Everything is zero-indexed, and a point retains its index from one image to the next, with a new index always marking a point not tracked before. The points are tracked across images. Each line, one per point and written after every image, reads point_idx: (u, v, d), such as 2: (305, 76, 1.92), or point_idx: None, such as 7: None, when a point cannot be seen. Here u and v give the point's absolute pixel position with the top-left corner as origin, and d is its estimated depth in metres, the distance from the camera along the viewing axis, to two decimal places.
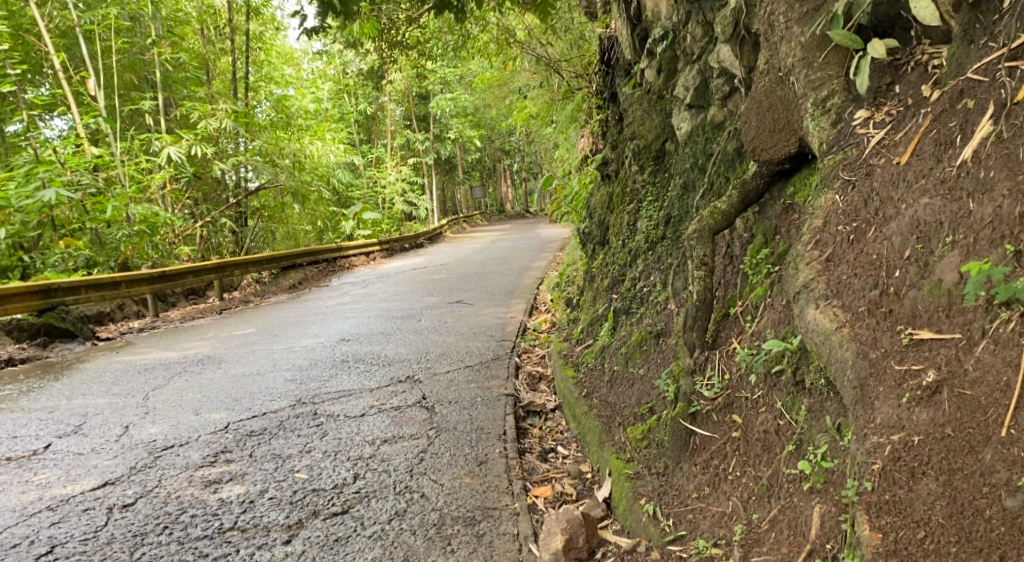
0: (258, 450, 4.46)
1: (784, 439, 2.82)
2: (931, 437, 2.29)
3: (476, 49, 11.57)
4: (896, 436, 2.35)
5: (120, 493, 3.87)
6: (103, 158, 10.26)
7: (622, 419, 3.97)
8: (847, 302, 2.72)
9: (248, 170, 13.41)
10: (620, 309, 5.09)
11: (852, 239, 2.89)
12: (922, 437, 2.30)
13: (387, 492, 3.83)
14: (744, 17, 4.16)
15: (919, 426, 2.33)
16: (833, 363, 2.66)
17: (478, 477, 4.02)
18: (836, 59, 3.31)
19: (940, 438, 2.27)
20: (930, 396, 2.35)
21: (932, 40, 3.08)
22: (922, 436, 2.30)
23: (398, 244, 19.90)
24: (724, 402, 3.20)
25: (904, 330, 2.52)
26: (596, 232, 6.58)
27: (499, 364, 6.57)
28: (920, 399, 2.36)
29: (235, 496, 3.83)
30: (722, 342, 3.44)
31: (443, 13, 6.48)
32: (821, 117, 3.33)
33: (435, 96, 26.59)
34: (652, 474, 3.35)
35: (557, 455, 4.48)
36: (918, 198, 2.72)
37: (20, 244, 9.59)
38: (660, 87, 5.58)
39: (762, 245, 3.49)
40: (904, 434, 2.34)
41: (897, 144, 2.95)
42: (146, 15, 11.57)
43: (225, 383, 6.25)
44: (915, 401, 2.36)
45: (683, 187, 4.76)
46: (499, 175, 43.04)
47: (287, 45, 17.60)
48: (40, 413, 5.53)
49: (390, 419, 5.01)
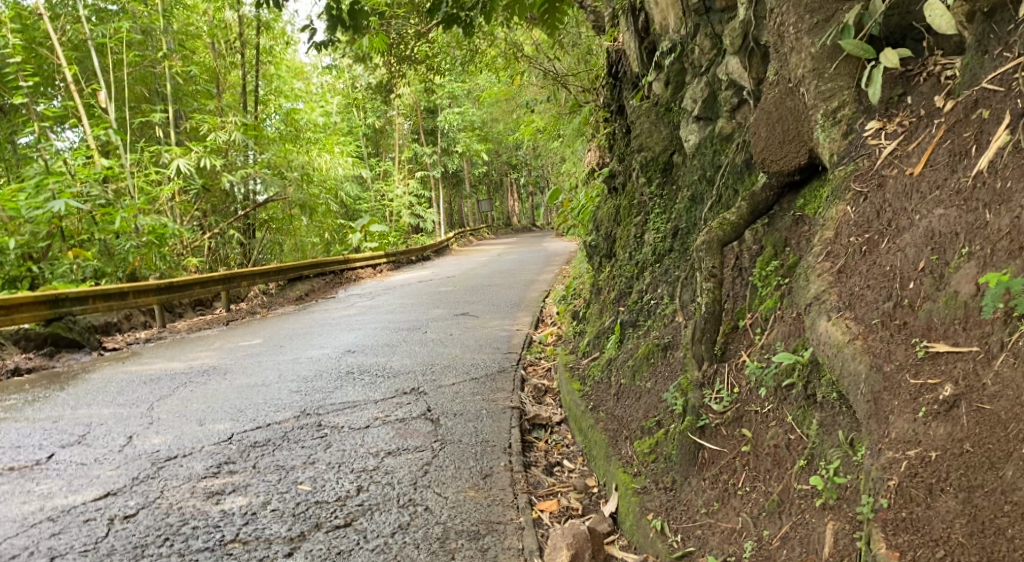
0: (261, 461, 4.42)
1: (795, 454, 2.77)
2: (949, 453, 2.23)
3: (484, 64, 11.62)
4: (912, 451, 2.30)
5: (121, 504, 3.83)
6: (113, 170, 10.31)
7: (629, 433, 3.92)
8: (860, 314, 2.68)
9: (256, 183, 13.47)
10: (626, 322, 5.05)
11: (864, 251, 2.85)
12: (939, 452, 2.25)
13: (390, 505, 3.78)
14: (754, 29, 4.14)
15: (936, 441, 2.27)
16: (845, 376, 2.61)
17: (482, 490, 3.97)
18: (846, 70, 3.28)
19: (959, 454, 2.22)
20: (947, 411, 2.29)
21: (945, 51, 3.04)
22: (940, 452, 2.25)
23: (405, 257, 19.93)
24: (733, 416, 3.14)
25: (919, 343, 2.47)
26: (603, 245, 6.55)
27: (505, 376, 6.53)
28: (937, 414, 2.31)
29: (237, 508, 3.78)
30: (731, 355, 3.40)
31: (452, 27, 6.49)
32: (831, 128, 3.30)
33: (444, 110, 26.71)
34: (659, 489, 3.30)
35: (563, 469, 4.43)
36: (932, 209, 2.68)
37: (29, 254, 9.63)
38: (668, 100, 5.56)
39: (772, 257, 3.45)
40: (921, 450, 2.28)
41: (910, 154, 2.91)
42: (158, 29, 11.68)
43: (230, 394, 6.22)
44: (932, 416, 2.31)
45: (692, 200, 4.72)
46: (506, 190, 43.14)
47: (297, 60, 17.73)
48: (44, 422, 5.51)
49: (395, 430, 4.98)
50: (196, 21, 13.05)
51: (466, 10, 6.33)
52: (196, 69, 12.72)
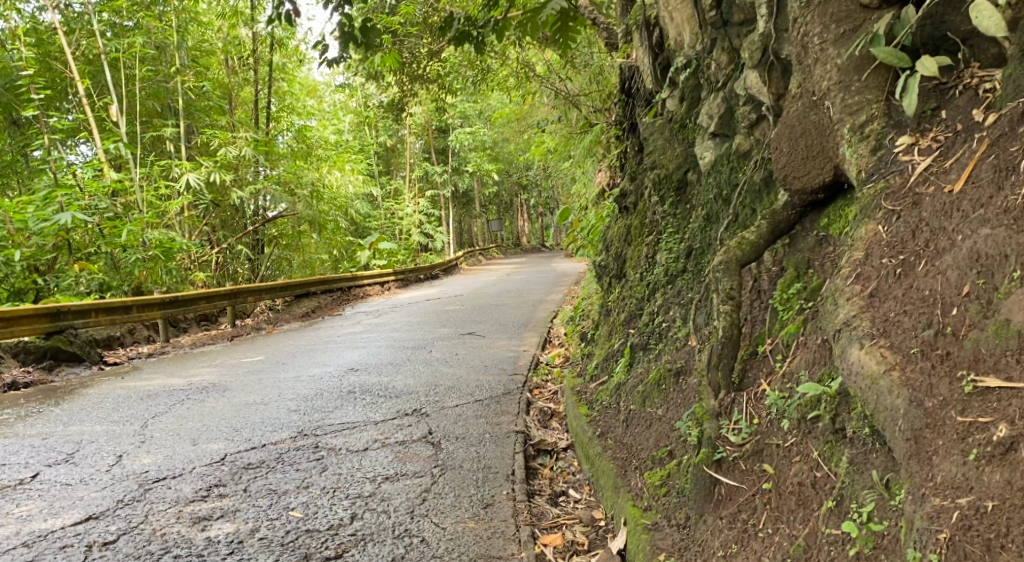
0: (253, 485, 4.22)
1: (821, 494, 2.55)
2: (1008, 504, 2.03)
3: (496, 82, 11.49)
4: (963, 499, 2.10)
5: (102, 529, 3.64)
6: (122, 184, 10.22)
7: (639, 464, 3.71)
8: (896, 342, 2.47)
9: (266, 198, 13.37)
10: (637, 345, 4.84)
11: (899, 273, 2.65)
12: (997, 503, 2.05)
13: (385, 536, 3.57)
14: (774, 41, 3.95)
15: (991, 489, 2.07)
16: (881, 410, 2.41)
17: (482, 521, 3.75)
18: (875, 82, 3.09)
19: (1020, 506, 2.01)
20: (1003, 455, 2.09)
21: (982, 64, 2.86)
22: (997, 502, 2.05)
23: (414, 275, 19.78)
24: (752, 449, 2.93)
25: (965, 377, 2.27)
26: (613, 265, 6.36)
27: (510, 399, 6.31)
28: (989, 457, 2.11)
29: (224, 535, 3.58)
30: (750, 384, 3.19)
31: (463, 43, 6.33)
32: (859, 142, 3.10)
33: (456, 129, 26.66)
34: (672, 526, 3.10)
35: (568, 499, 4.20)
36: (977, 229, 2.48)
37: (34, 266, 9.55)
38: (683, 116, 5.38)
39: (794, 280, 3.26)
40: (974, 498, 2.08)
41: (948, 171, 2.72)
42: (172, 44, 11.65)
43: (227, 412, 6.03)
44: (984, 460, 2.11)
45: (707, 218, 4.53)
46: (516, 210, 43.07)
47: (310, 77, 17.73)
48: (33, 439, 5.33)
49: (394, 454, 4.78)
50: (211, 37, 13.04)
51: (478, 28, 6.15)
52: (208, 84, 12.68)
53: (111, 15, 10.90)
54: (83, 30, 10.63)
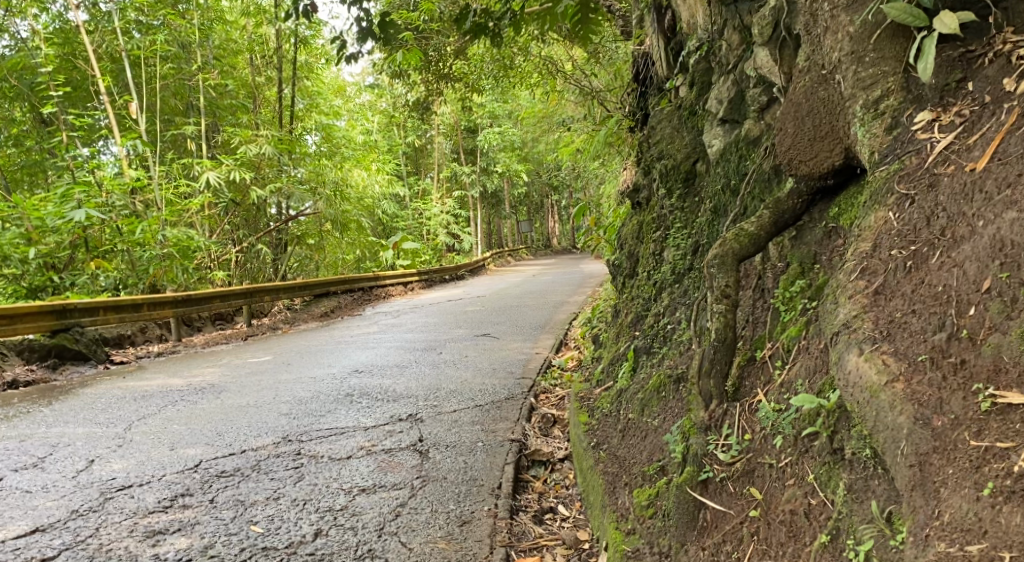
0: (221, 495, 3.95)
1: (814, 525, 2.27)
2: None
3: (521, 82, 11.11)
4: (974, 547, 1.86)
5: (44, 544, 3.41)
6: (141, 181, 9.84)
7: (629, 479, 3.37)
8: (901, 347, 2.19)
9: (295, 201, 13.03)
10: (640, 349, 4.46)
11: (909, 267, 2.34)
12: (1015, 553, 1.81)
13: (345, 557, 3.31)
14: (786, 16, 3.59)
15: (1009, 535, 1.83)
16: (881, 429, 2.14)
17: (454, 542, 3.46)
18: (892, 51, 2.70)
19: None
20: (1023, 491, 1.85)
21: (1017, 28, 2.45)
22: (1014, 552, 1.81)
23: (438, 276, 19.49)
24: (742, 469, 2.64)
25: (982, 391, 2.01)
26: (625, 264, 6.00)
27: (512, 404, 5.96)
28: (1009, 494, 1.87)
29: (173, 552, 3.34)
30: (745, 394, 2.86)
31: (479, 37, 5.86)
32: (872, 121, 2.72)
33: (484, 129, 26.18)
34: (653, 555, 2.77)
35: (554, 517, 3.91)
36: (1002, 213, 2.18)
37: (51, 264, 9.30)
38: (693, 102, 5.02)
39: (798, 276, 2.94)
40: (987, 546, 1.85)
41: (972, 148, 2.38)
42: (194, 43, 11.40)
43: (215, 416, 5.76)
44: (1002, 497, 1.87)
45: (714, 212, 4.16)
46: (547, 211, 42.53)
47: (337, 77, 17.50)
48: (10, 442, 5.11)
49: (378, 463, 4.48)
50: (237, 36, 12.82)
51: (495, 20, 5.71)
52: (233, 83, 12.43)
53: (137, 13, 10.62)
54: (107, 29, 10.38)
